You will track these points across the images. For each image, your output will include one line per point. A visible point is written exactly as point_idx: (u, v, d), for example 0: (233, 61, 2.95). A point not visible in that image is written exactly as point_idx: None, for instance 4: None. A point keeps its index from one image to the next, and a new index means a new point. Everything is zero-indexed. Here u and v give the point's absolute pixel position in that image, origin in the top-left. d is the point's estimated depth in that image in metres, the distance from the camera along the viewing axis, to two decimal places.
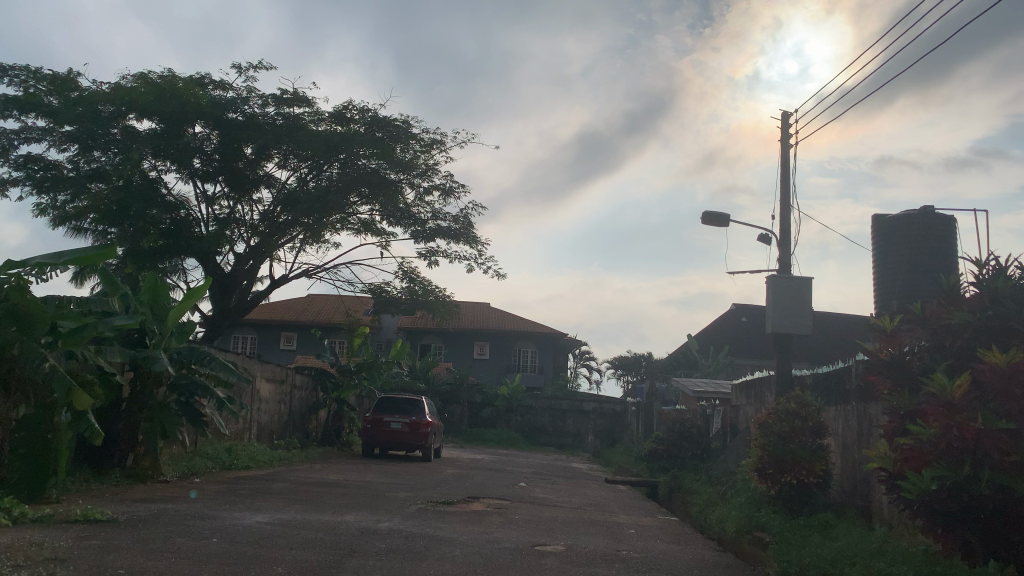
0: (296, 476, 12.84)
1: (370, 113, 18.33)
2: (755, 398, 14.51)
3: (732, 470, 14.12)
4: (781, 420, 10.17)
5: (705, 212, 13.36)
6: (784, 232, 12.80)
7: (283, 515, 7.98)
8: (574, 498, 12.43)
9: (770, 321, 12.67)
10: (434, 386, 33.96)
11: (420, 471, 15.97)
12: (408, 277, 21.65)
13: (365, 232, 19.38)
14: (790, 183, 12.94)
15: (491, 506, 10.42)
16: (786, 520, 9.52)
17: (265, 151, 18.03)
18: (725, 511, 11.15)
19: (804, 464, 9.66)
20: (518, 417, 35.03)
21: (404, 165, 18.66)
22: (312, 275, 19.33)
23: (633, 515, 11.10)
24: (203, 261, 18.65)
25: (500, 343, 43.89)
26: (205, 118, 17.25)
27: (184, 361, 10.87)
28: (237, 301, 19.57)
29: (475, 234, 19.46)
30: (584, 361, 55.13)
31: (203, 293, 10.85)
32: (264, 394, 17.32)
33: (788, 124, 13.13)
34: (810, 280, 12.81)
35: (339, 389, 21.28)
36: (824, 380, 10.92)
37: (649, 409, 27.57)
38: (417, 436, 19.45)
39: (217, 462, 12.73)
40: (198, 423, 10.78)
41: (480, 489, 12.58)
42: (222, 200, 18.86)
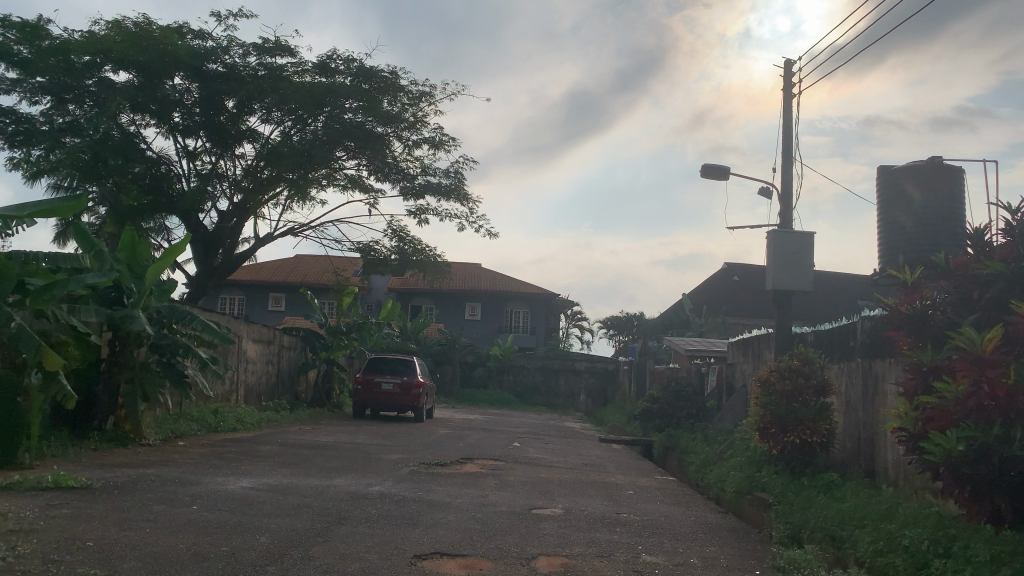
0: (284, 438, 12.52)
1: (355, 64, 17.67)
2: (753, 356, 14.23)
3: (729, 429, 13.90)
4: (784, 378, 9.83)
5: (704, 165, 12.91)
6: (786, 186, 12.38)
7: (269, 480, 7.63)
8: (570, 459, 12.17)
9: (771, 278, 12.31)
10: (425, 347, 33.69)
11: (412, 432, 15.71)
12: (397, 235, 21.14)
13: (352, 188, 18.82)
14: (793, 134, 12.48)
15: (486, 467, 10.14)
16: (789, 481, 9.25)
17: (247, 104, 17.44)
18: (724, 471, 10.89)
19: (807, 424, 9.35)
20: (511, 377, 34.90)
21: (392, 118, 18.05)
22: (299, 233, 18.82)
23: (630, 475, 10.84)
24: (185, 219, 18.14)
25: (491, 304, 43.60)
26: (184, 69, 16.62)
27: (164, 321, 10.47)
28: (222, 260, 19.06)
29: (466, 190, 18.94)
30: (576, 321, 54.97)
31: (184, 249, 10.40)
32: (251, 356, 16.92)
33: (790, 73, 12.62)
34: (812, 235, 12.43)
35: (329, 350, 20.92)
36: (830, 337, 10.59)
37: (642, 368, 27.43)
38: (409, 397, 19.16)
39: (203, 425, 12.38)
40: (182, 385, 10.39)
41: (474, 450, 12.29)
42: (204, 155, 18.29)
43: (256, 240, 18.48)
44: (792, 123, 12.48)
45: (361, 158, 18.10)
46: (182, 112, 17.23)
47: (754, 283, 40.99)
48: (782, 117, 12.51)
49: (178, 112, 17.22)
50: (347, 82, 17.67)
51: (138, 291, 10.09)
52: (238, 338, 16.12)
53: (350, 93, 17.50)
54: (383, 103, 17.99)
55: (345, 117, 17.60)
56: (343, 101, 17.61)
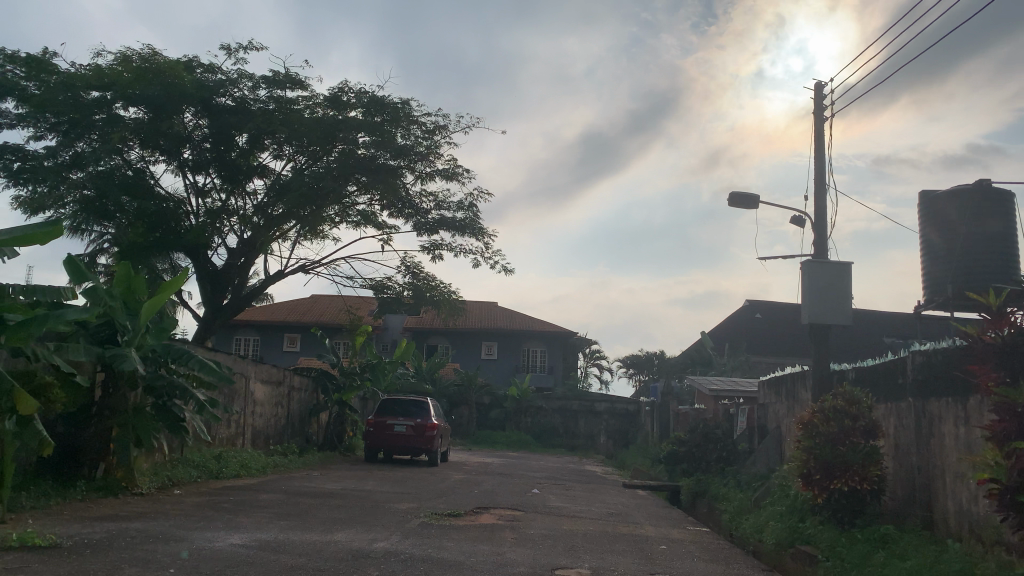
0: (289, 485, 11.81)
1: (366, 94, 17.23)
2: (787, 396, 13.38)
3: (763, 475, 13.01)
4: (829, 420, 9.00)
5: (732, 193, 12.26)
6: (820, 213, 11.68)
7: (263, 535, 6.90)
8: (594, 507, 11.33)
9: (807, 311, 11.54)
10: (440, 387, 32.85)
11: (427, 478, 14.93)
12: (411, 272, 20.56)
13: (365, 224, 18.31)
14: (825, 160, 11.81)
15: (503, 518, 9.35)
16: (838, 534, 8.39)
17: (258, 139, 17.07)
18: (761, 521, 10.01)
19: (857, 470, 8.50)
20: (529, 419, 34.00)
21: (404, 152, 17.57)
22: (310, 270, 18.27)
23: (660, 527, 9.99)
24: (193, 256, 17.66)
25: (508, 343, 42.83)
26: (194, 103, 16.31)
27: (160, 361, 9.86)
28: (231, 298, 18.50)
29: (482, 225, 18.36)
30: (594, 360, 53.98)
31: (182, 284, 9.82)
32: (258, 398, 16.28)
33: (821, 96, 12.01)
34: (850, 266, 11.68)
35: (341, 391, 20.22)
36: (876, 374, 9.78)
37: (665, 409, 26.52)
38: (423, 440, 18.39)
39: (203, 471, 11.70)
40: (179, 429, 9.73)
41: (491, 498, 11.51)
42: (214, 192, 17.86)
43: (265, 278, 17.93)
44: (825, 147, 11.83)
45: (373, 191, 17.59)
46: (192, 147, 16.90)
47: (777, 321, 40.01)
48: (814, 141, 11.86)
49: (189, 148, 16.88)
50: (359, 114, 17.25)
51: (132, 329, 9.50)
52: (244, 379, 15.50)
53: (362, 125, 17.05)
54: (395, 135, 17.52)
55: (356, 150, 17.15)
56: (355, 133, 17.18)
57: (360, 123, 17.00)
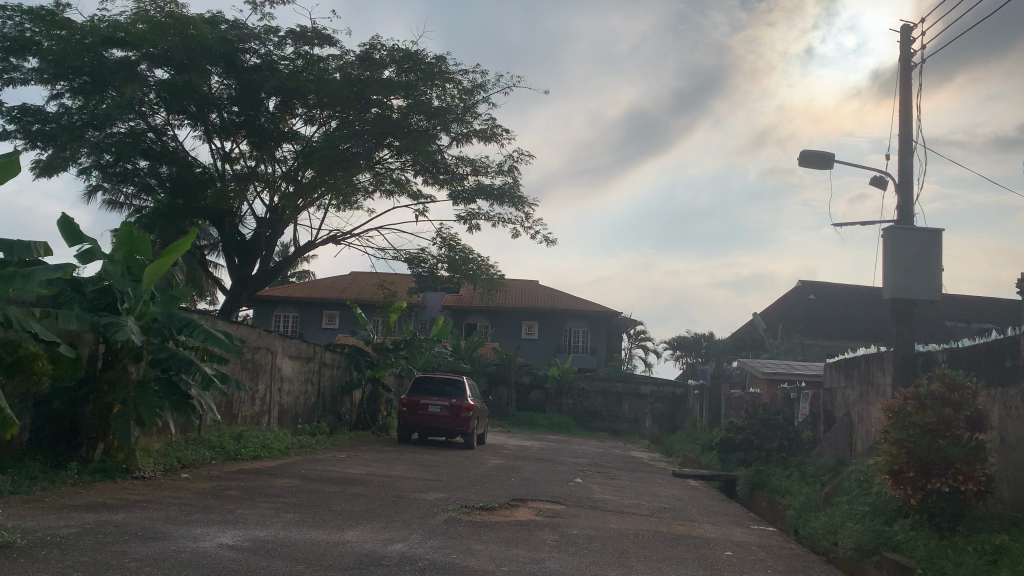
0: (311, 468, 10.89)
1: (397, 49, 16.12)
2: (860, 380, 12.05)
3: (832, 468, 11.71)
4: (925, 408, 7.66)
5: (803, 151, 10.91)
6: (905, 173, 10.26)
7: (260, 534, 5.89)
8: (643, 501, 10.18)
9: (890, 283, 10.12)
10: (479, 367, 31.88)
11: (461, 462, 13.93)
12: (448, 244, 19.51)
13: (398, 192, 17.28)
14: (913, 112, 10.37)
15: (543, 514, 8.27)
16: (936, 542, 7.10)
17: (288, 102, 16.14)
18: (837, 522, 8.77)
19: (960, 468, 7.17)
20: (571, 401, 32.94)
21: (440, 114, 16.43)
22: (341, 241, 17.33)
23: (720, 526, 8.81)
24: (219, 226, 16.87)
25: (550, 323, 41.67)
26: (219, 61, 15.41)
27: (166, 332, 8.99)
28: (258, 270, 17.66)
29: (521, 193, 17.19)
30: (639, 341, 52.50)
31: (188, 246, 8.88)
32: (286, 374, 15.46)
33: (908, 39, 10.53)
34: (940, 233, 10.22)
35: (374, 369, 19.32)
36: (977, 356, 8.42)
37: (715, 393, 25.19)
38: (459, 421, 17.43)
39: (219, 453, 10.86)
40: (185, 407, 8.84)
41: (530, 487, 10.45)
42: (242, 159, 16.97)
43: (294, 250, 17.06)
44: (911, 98, 10.38)
45: (406, 156, 16.54)
46: (218, 111, 16.08)
47: (832, 303, 38.12)
48: (898, 92, 10.44)
49: (216, 112, 16.08)
50: (392, 74, 16.19)
51: (134, 297, 8.66)
52: (270, 355, 14.67)
53: (394, 87, 16.00)
54: (430, 96, 16.40)
55: (388, 113, 16.11)
56: (387, 95, 16.13)
57: (393, 85, 15.96)
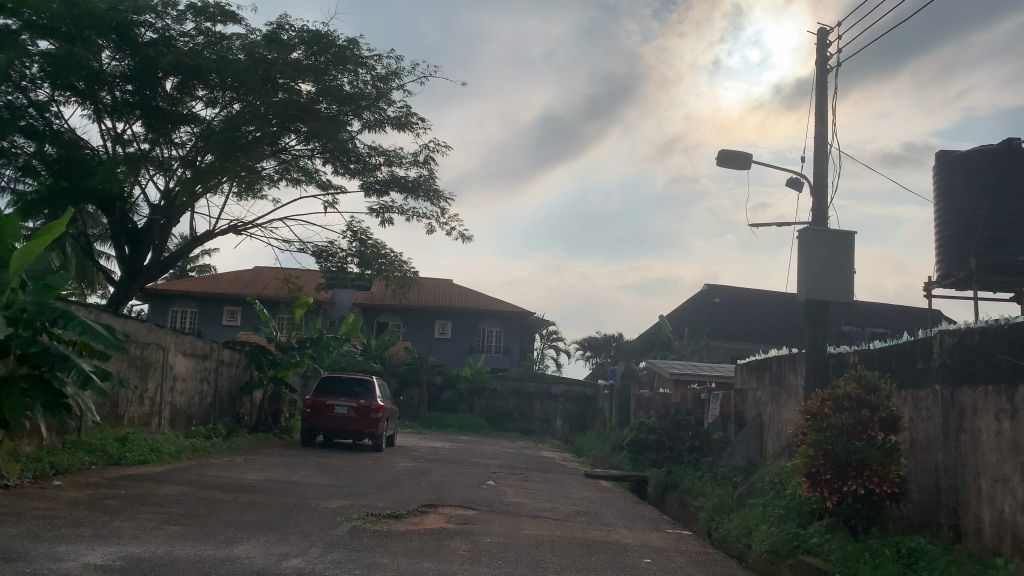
0: (203, 474, 10.09)
1: (306, 31, 15.34)
2: (772, 381, 12.11)
3: (743, 469, 11.71)
4: (842, 410, 7.59)
5: (721, 150, 10.84)
6: (820, 175, 10.31)
7: (136, 551, 5.21)
8: (558, 505, 9.87)
9: (804, 284, 10.14)
10: (390, 366, 31.10)
11: (368, 465, 13.32)
12: (358, 238, 18.79)
13: (306, 182, 16.47)
14: (827, 114, 10.43)
15: (454, 521, 7.82)
16: (851, 546, 7.03)
17: (188, 83, 15.11)
18: (751, 524, 8.66)
19: (876, 470, 7.13)
20: (483, 401, 32.55)
21: (351, 101, 15.75)
22: (243, 232, 16.38)
23: (636, 531, 8.59)
24: (108, 212, 15.66)
25: (462, 322, 41.20)
26: (110, 35, 14.27)
27: (36, 324, 8.06)
28: (151, 261, 16.51)
29: (436, 185, 16.69)
30: (551, 342, 52.65)
31: (64, 229, 7.98)
32: (179, 372, 14.45)
33: (824, 42, 10.59)
34: (853, 235, 10.30)
35: (277, 368, 18.39)
36: (889, 358, 8.46)
37: (626, 394, 25.30)
38: (366, 423, 16.77)
39: (100, 458, 9.93)
40: (58, 408, 7.97)
41: (440, 492, 9.97)
42: (135, 141, 15.80)
43: (191, 239, 16.00)
44: (826, 100, 10.45)
45: (314, 143, 15.77)
46: (109, 90, 14.94)
47: (737, 306, 39.11)
48: (814, 95, 10.48)
49: (107, 90, 14.93)
50: (300, 57, 15.41)
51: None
52: (162, 351, 13.66)
53: (303, 71, 15.25)
54: (341, 81, 15.70)
55: (296, 98, 15.33)
56: (296, 79, 15.36)
57: (302, 69, 15.21)
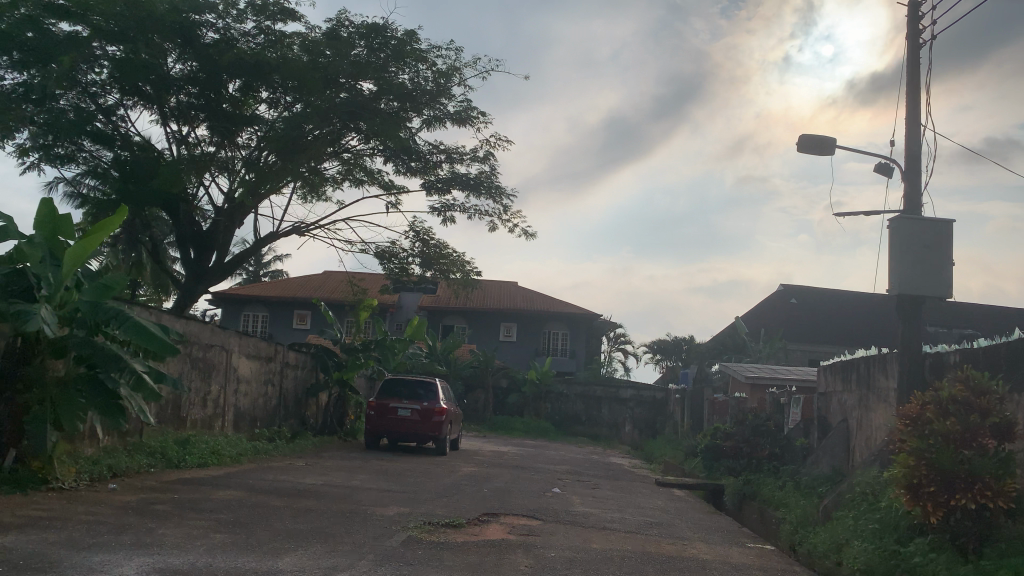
0: (261, 477, 9.86)
1: (362, 24, 15.13)
2: (859, 384, 11.25)
3: (829, 480, 10.87)
4: (947, 415, 6.80)
5: (802, 136, 10.08)
6: (914, 159, 9.45)
7: (174, 562, 4.89)
8: (627, 515, 9.27)
9: (897, 278, 9.28)
10: (455, 369, 30.85)
11: (430, 470, 12.96)
12: (420, 238, 18.52)
13: (368, 182, 16.29)
14: (920, 93, 9.56)
15: (516, 532, 7.33)
16: (960, 568, 6.24)
17: (252, 84, 15.07)
18: (840, 540, 7.91)
19: (988, 483, 6.33)
20: (549, 405, 32.04)
21: (411, 98, 15.49)
22: (305, 233, 16.29)
23: (714, 546, 7.94)
24: (174, 214, 15.77)
25: (528, 325, 40.76)
26: (175, 39, 14.32)
27: (91, 324, 7.93)
28: (216, 263, 16.59)
29: (498, 183, 16.29)
30: (618, 345, 51.76)
31: (116, 225, 7.86)
32: (243, 374, 14.38)
33: (916, 14, 9.72)
34: (951, 225, 9.41)
35: (342, 371, 18.28)
36: (999, 357, 7.60)
37: (697, 399, 24.40)
38: (430, 426, 16.46)
39: (159, 461, 9.82)
40: (112, 411, 7.83)
41: (503, 500, 9.50)
42: (200, 144, 15.87)
43: (255, 242, 15.95)
44: (919, 77, 9.58)
45: (375, 141, 15.55)
46: (175, 93, 14.98)
47: (812, 308, 37.59)
48: (905, 71, 9.63)
49: (173, 94, 14.98)
50: (361, 54, 15.20)
51: (53, 284, 7.65)
52: (226, 353, 13.60)
53: (363, 69, 15.03)
54: (402, 78, 15.45)
55: (358, 96, 15.10)
56: (357, 78, 15.13)
57: (362, 67, 14.99)
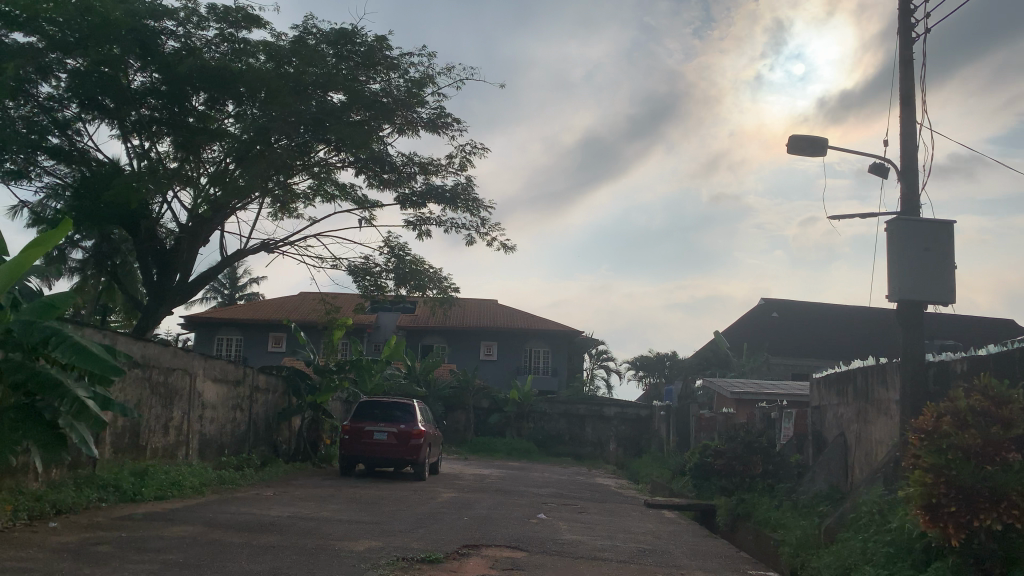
0: (223, 510, 9.11)
1: (330, 30, 14.62)
2: (857, 397, 10.73)
3: (828, 499, 10.31)
4: (966, 427, 6.26)
5: (792, 136, 9.62)
6: (910, 158, 8.98)
7: None
8: (618, 542, 8.64)
9: (896, 282, 8.77)
10: (435, 390, 30.09)
11: (408, 496, 12.26)
12: (394, 253, 17.87)
13: (340, 196, 15.67)
14: (914, 88, 9.12)
15: (499, 567, 6.67)
16: None
17: (218, 98, 14.38)
18: (848, 564, 7.33)
19: (1015, 500, 5.77)
20: (531, 425, 31.34)
21: (383, 108, 14.94)
22: (274, 250, 15.60)
23: (714, 574, 7.33)
24: (136, 232, 15.02)
25: (508, 343, 40.09)
26: (136, 51, 13.63)
27: (28, 347, 7.18)
28: (181, 282, 15.85)
29: (474, 195, 15.74)
30: (601, 362, 51.19)
31: (54, 240, 7.10)
32: (208, 399, 13.61)
33: (906, 7, 9.31)
34: (951, 225, 8.93)
35: (315, 394, 17.52)
36: (1014, 363, 7.13)
37: (683, 415, 23.83)
38: (408, 449, 15.74)
39: (111, 495, 9.06)
40: (50, 444, 7.05)
41: (484, 528, 8.83)
42: (163, 159, 15.17)
43: (222, 259, 15.22)
44: (912, 73, 9.16)
45: (346, 152, 14.94)
46: (136, 108, 14.21)
47: (794, 321, 37.27)
48: (897, 67, 9.19)
49: (135, 108, 14.21)
50: (331, 63, 14.64)
51: None
52: (189, 377, 12.84)
53: (334, 79, 14.46)
54: (372, 86, 14.95)
55: (326, 107, 14.40)
56: (326, 89, 14.57)
57: (333, 77, 14.45)
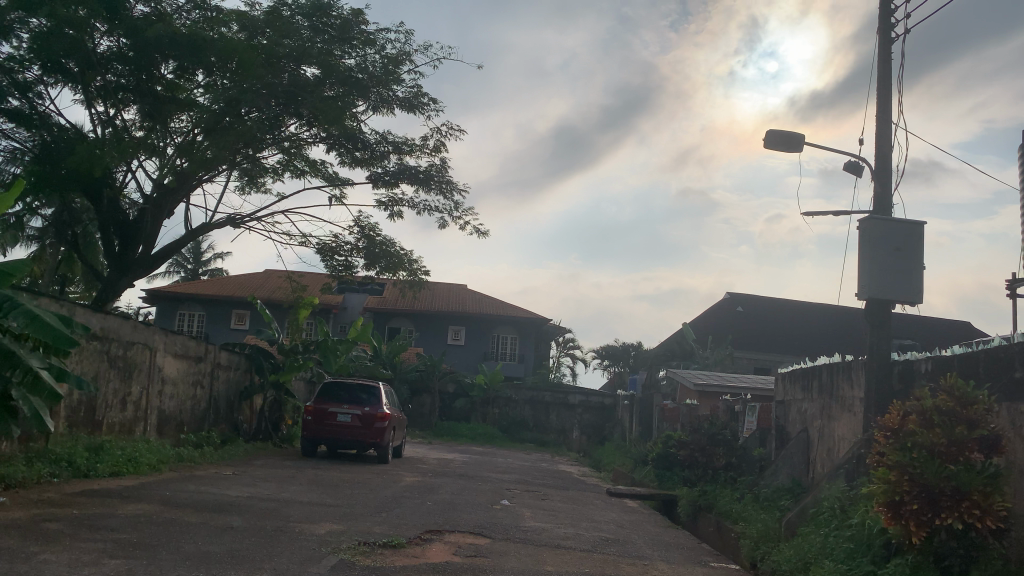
0: (180, 489, 8.89)
1: (305, 2, 14.41)
2: (821, 393, 10.81)
3: (790, 493, 10.40)
4: (931, 426, 6.31)
5: (769, 131, 9.61)
6: (884, 157, 9.02)
7: None
8: (582, 531, 8.62)
9: (865, 282, 8.82)
10: (400, 373, 29.92)
11: (371, 479, 12.13)
12: (364, 234, 17.62)
13: (310, 172, 15.37)
14: (892, 89, 9.15)
15: (462, 553, 6.59)
16: None
17: (187, 67, 14.00)
18: (808, 558, 7.38)
19: (976, 501, 5.84)
20: (497, 410, 31.32)
21: (357, 84, 14.73)
22: (241, 225, 15.28)
23: (677, 566, 7.32)
24: (98, 201, 14.59)
25: (476, 328, 40.00)
26: (104, 16, 13.20)
27: None
28: (143, 254, 15.46)
29: (448, 176, 15.56)
30: (567, 350, 51.36)
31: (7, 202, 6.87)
32: (169, 375, 13.32)
33: (887, 8, 9.32)
34: (921, 226, 8.99)
35: (279, 373, 17.25)
36: (976, 365, 7.24)
37: (647, 405, 23.98)
38: (371, 432, 15.58)
39: (64, 471, 8.82)
40: None
41: (447, 513, 8.75)
42: (128, 127, 14.77)
43: (186, 232, 14.88)
44: (890, 72, 9.19)
45: (317, 127, 14.70)
46: (102, 73, 13.82)
47: (759, 315, 37.67)
48: (875, 68, 9.22)
49: (100, 74, 13.76)
50: (304, 37, 14.34)
51: None
52: (149, 352, 12.53)
53: (307, 53, 14.17)
54: (346, 61, 14.71)
55: (299, 81, 14.19)
56: (299, 62, 14.30)
57: (306, 50, 14.16)
